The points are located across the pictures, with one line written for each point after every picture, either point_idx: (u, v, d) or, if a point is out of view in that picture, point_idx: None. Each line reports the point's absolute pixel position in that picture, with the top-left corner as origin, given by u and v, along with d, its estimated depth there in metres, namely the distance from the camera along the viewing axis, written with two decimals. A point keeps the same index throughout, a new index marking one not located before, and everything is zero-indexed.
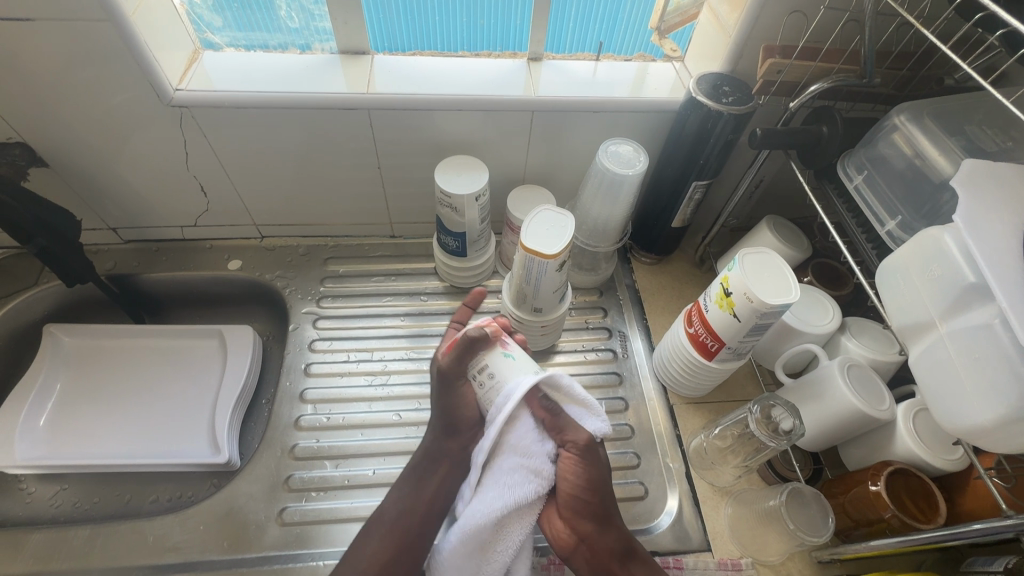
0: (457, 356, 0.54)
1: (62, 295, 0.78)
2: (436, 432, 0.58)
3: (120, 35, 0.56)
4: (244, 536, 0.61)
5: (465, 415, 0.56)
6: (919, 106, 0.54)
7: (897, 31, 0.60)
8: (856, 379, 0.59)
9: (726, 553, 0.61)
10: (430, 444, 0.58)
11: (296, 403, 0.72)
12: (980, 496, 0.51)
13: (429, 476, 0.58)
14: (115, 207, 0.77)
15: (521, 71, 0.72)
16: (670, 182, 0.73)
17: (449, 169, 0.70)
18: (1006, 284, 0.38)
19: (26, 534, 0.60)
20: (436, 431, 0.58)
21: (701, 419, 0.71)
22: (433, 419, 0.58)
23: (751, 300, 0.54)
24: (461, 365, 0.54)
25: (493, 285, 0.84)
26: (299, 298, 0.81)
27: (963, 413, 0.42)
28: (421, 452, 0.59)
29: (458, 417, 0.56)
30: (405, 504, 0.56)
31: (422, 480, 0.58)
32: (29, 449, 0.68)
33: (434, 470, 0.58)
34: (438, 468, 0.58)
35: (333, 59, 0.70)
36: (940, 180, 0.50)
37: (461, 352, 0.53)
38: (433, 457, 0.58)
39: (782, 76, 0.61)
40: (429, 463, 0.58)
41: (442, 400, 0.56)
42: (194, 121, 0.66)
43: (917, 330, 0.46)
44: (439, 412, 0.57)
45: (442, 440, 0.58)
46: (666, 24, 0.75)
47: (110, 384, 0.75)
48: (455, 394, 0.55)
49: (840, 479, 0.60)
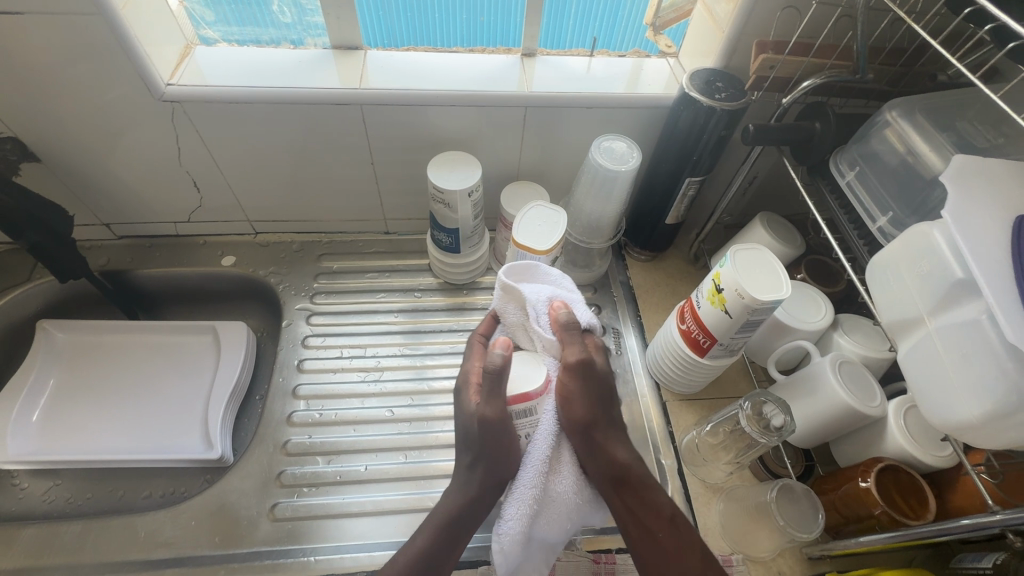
0: (491, 398, 0.50)
1: (56, 291, 0.78)
2: (474, 480, 0.52)
3: (109, 29, 0.56)
4: (237, 531, 0.61)
5: (501, 458, 0.51)
6: (911, 102, 0.53)
7: (889, 26, 0.60)
8: (847, 376, 0.59)
9: (717, 550, 0.61)
10: (463, 492, 0.52)
11: (289, 399, 0.72)
12: (968, 492, 0.51)
13: (464, 527, 0.52)
14: (108, 202, 0.77)
15: (515, 66, 0.72)
16: (663, 179, 0.73)
17: (442, 165, 0.69)
18: (994, 281, 0.38)
19: (18, 529, 0.60)
20: (468, 470, 0.53)
21: (694, 416, 0.71)
22: (470, 464, 0.53)
23: (742, 296, 0.54)
24: (502, 409, 0.50)
25: (487, 282, 0.84)
26: (293, 295, 0.81)
27: (951, 409, 0.42)
28: (452, 499, 0.52)
29: (494, 463, 0.51)
30: (436, 549, 0.50)
31: (455, 531, 0.51)
32: (21, 445, 0.68)
33: (466, 524, 0.52)
34: (470, 522, 0.52)
35: (325, 54, 0.70)
36: (931, 175, 0.50)
37: (491, 391, 0.50)
38: (464, 510, 0.52)
39: (774, 72, 0.61)
40: (460, 516, 0.52)
41: (480, 443, 0.52)
42: (185, 117, 0.65)
43: (906, 326, 0.46)
44: (474, 451, 0.52)
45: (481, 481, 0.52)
46: (662, 20, 0.75)
47: (102, 380, 0.75)
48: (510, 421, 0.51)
49: (831, 476, 0.60)
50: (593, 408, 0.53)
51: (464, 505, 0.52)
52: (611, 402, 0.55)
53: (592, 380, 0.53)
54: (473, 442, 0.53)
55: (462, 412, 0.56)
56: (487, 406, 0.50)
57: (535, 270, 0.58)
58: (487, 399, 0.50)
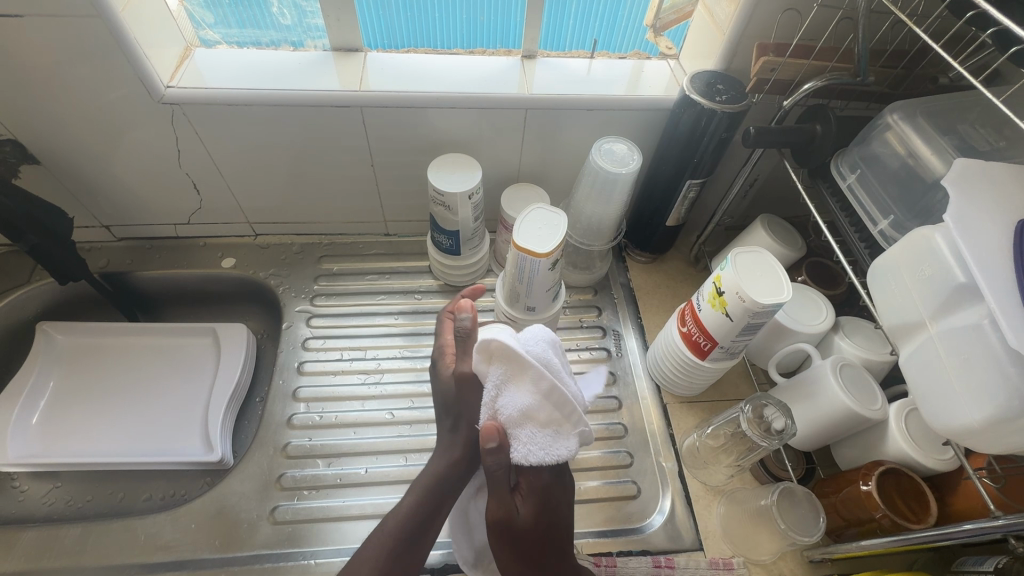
0: (463, 357, 0.58)
1: (56, 293, 0.78)
2: (457, 441, 0.55)
3: (108, 31, 0.56)
4: (236, 534, 0.61)
5: (480, 420, 0.54)
6: (912, 105, 0.53)
7: (890, 29, 0.60)
8: (848, 379, 0.58)
9: (718, 553, 0.61)
10: (448, 455, 0.54)
11: (289, 401, 0.72)
12: (969, 495, 0.51)
13: (449, 489, 0.53)
14: (108, 204, 0.77)
15: (515, 68, 0.72)
16: (664, 181, 0.73)
17: (442, 167, 0.69)
18: (995, 284, 0.38)
19: (18, 532, 0.60)
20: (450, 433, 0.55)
21: (694, 418, 0.71)
22: (452, 428, 0.55)
23: (743, 300, 0.54)
24: (474, 365, 0.57)
25: (487, 283, 0.84)
26: (293, 297, 0.81)
27: (952, 413, 0.42)
28: (437, 463, 0.54)
29: (473, 423, 0.54)
30: (423, 518, 0.51)
31: (442, 492, 0.52)
32: (22, 447, 0.68)
33: (450, 487, 0.53)
34: (456, 482, 0.53)
35: (326, 56, 0.70)
36: (933, 179, 0.50)
37: (462, 349, 0.58)
38: (450, 472, 0.53)
39: (775, 74, 0.60)
40: (446, 479, 0.53)
41: (459, 402, 0.55)
42: (185, 119, 0.65)
43: (908, 329, 0.46)
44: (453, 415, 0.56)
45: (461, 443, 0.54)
46: (662, 21, 0.75)
47: (102, 382, 0.75)
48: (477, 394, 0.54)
49: (832, 479, 0.60)
50: (540, 518, 0.48)
51: (449, 466, 0.53)
52: (559, 525, 0.49)
53: (539, 505, 0.48)
54: (452, 406, 0.56)
55: (438, 379, 0.59)
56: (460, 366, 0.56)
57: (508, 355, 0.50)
58: (462, 359, 0.57)
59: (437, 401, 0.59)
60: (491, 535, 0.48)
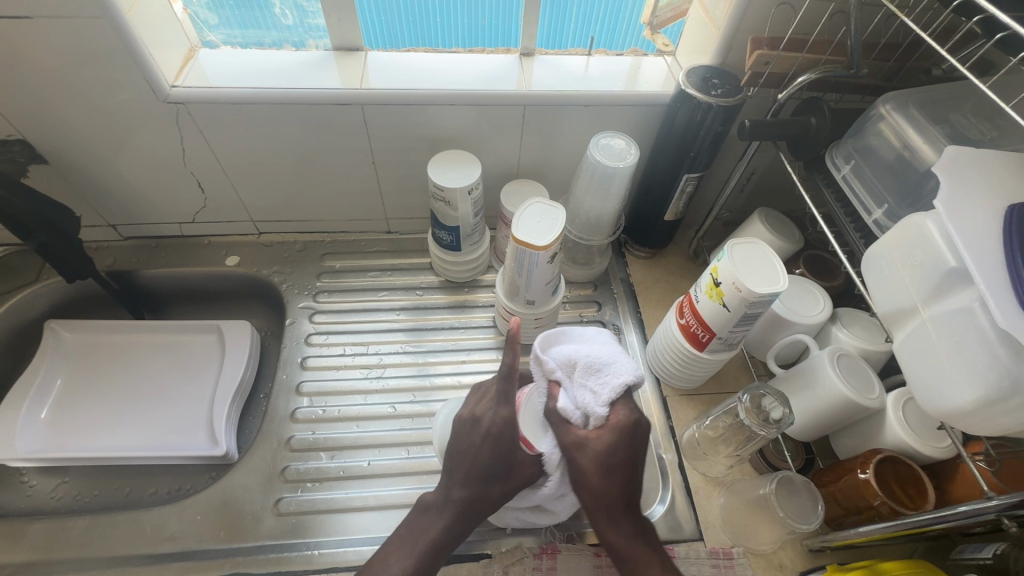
0: (500, 408, 0.53)
1: (63, 291, 0.79)
2: (468, 503, 0.54)
3: (116, 32, 0.57)
4: (242, 525, 0.62)
5: (523, 484, 0.55)
6: (903, 96, 0.54)
7: (882, 22, 0.61)
8: (846, 369, 0.59)
9: (718, 543, 0.62)
10: (457, 512, 0.53)
11: (292, 396, 0.73)
12: (967, 482, 0.51)
13: (451, 541, 0.53)
14: (115, 203, 0.78)
15: (514, 66, 0.73)
16: (662, 175, 0.73)
17: (442, 163, 0.70)
18: (984, 268, 0.38)
19: (26, 524, 0.61)
20: (471, 483, 0.54)
21: (694, 411, 0.72)
22: (466, 484, 0.54)
23: (740, 289, 0.54)
24: (505, 421, 0.53)
25: (488, 279, 0.85)
26: (296, 293, 0.82)
27: (942, 397, 0.42)
28: (447, 515, 0.54)
29: (489, 497, 0.53)
30: (429, 556, 0.52)
31: (445, 546, 0.53)
32: (30, 442, 0.69)
33: (459, 536, 0.54)
34: (456, 537, 0.53)
35: (327, 55, 0.71)
36: (925, 168, 0.51)
37: (503, 399, 0.53)
38: (459, 535, 0.54)
39: (770, 68, 0.62)
40: (450, 532, 0.53)
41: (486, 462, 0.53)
42: (190, 118, 0.66)
43: (901, 316, 0.47)
44: (472, 483, 0.53)
45: (478, 498, 0.53)
46: (659, 19, 0.76)
47: (110, 379, 0.76)
48: (522, 463, 0.54)
49: (831, 468, 0.60)
50: (608, 481, 0.51)
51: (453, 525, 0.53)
52: (634, 474, 0.53)
53: (599, 458, 0.51)
54: (475, 477, 0.53)
55: (460, 428, 0.56)
56: (497, 412, 0.53)
57: (566, 332, 0.57)
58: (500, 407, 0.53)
59: (459, 440, 0.55)
60: (580, 455, 0.52)
